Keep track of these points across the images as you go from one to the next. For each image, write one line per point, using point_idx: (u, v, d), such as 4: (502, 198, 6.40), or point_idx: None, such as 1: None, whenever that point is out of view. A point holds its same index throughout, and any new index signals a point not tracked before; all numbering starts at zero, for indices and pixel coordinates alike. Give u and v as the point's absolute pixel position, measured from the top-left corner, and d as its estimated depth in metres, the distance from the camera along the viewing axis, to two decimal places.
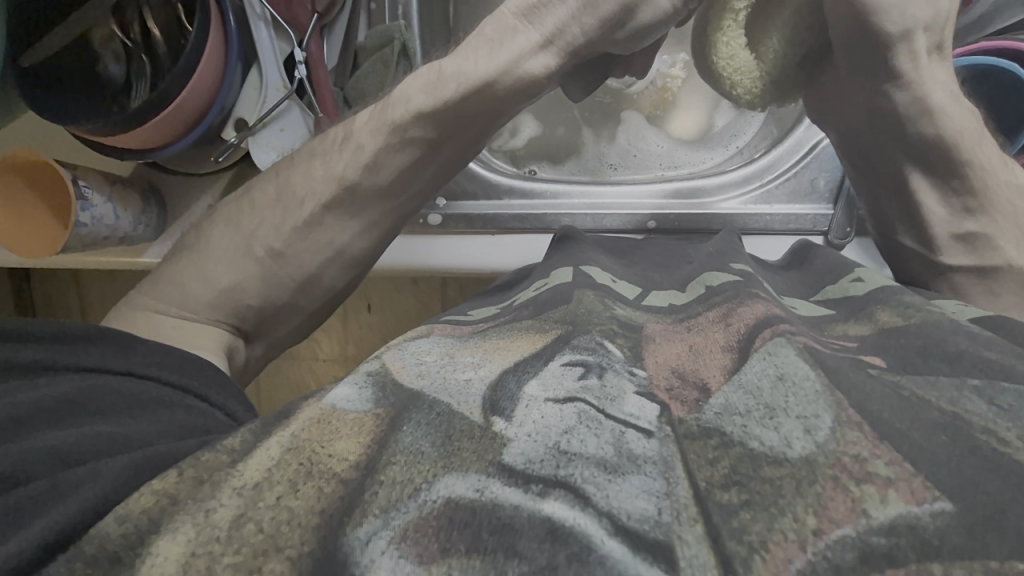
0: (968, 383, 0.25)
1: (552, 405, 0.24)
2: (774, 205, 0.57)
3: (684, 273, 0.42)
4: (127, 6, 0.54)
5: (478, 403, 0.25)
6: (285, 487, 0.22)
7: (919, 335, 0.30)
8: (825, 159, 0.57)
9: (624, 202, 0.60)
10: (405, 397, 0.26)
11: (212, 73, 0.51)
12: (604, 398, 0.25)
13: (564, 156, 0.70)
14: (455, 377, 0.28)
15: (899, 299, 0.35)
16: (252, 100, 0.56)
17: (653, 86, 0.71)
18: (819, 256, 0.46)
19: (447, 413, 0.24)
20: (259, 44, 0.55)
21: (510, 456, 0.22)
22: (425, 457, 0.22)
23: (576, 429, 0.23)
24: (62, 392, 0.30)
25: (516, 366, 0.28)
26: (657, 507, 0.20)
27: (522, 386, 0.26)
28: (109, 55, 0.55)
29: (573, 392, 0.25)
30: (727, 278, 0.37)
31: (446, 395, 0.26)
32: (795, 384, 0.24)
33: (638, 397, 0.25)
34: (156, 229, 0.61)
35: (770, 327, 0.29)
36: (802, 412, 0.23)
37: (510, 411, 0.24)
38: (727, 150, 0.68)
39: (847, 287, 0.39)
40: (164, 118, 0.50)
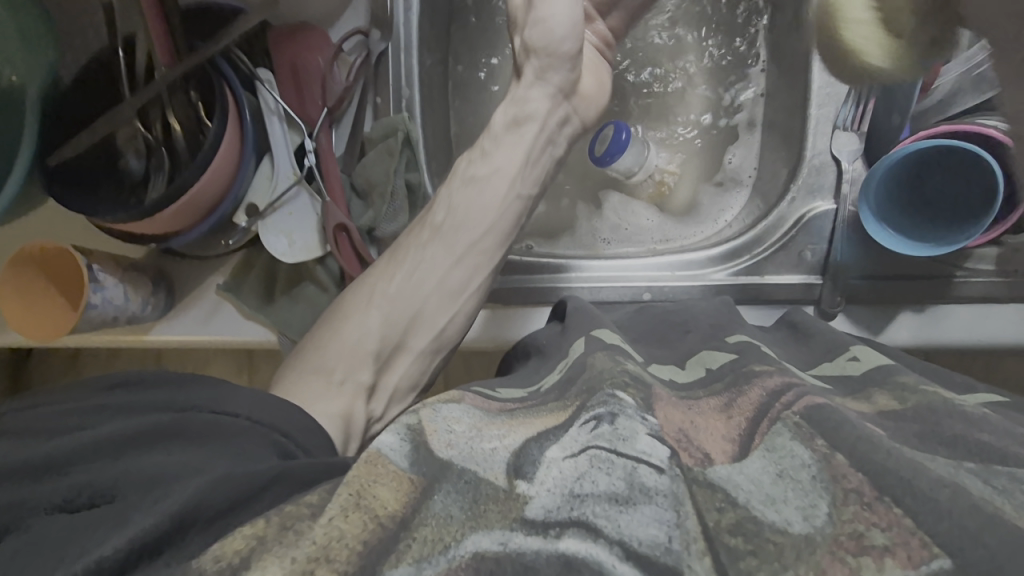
0: (965, 465, 0.29)
1: (569, 461, 0.30)
2: (764, 276, 0.58)
3: (685, 348, 0.47)
4: (151, 109, 0.57)
5: (502, 469, 0.31)
6: (335, 510, 0.29)
7: (919, 422, 0.33)
8: (813, 231, 0.58)
9: (617, 274, 0.62)
10: (435, 467, 0.31)
11: (229, 165, 0.55)
12: (616, 439, 0.31)
13: (559, 233, 0.73)
14: (481, 446, 0.33)
15: (896, 380, 0.38)
16: (264, 188, 0.59)
17: (652, 179, 0.72)
18: (818, 330, 0.48)
19: (474, 480, 0.30)
20: (273, 139, 0.59)
21: (532, 510, 0.28)
22: (453, 520, 0.28)
23: (589, 473, 0.29)
24: (133, 429, 0.35)
25: (539, 435, 0.33)
26: (666, 535, 0.27)
27: (544, 452, 0.31)
28: (131, 152, 0.58)
29: (588, 443, 0.31)
30: (724, 357, 0.41)
31: (473, 463, 0.31)
32: (793, 477, 0.28)
33: (649, 437, 0.31)
34: (164, 309, 0.63)
35: (768, 414, 0.33)
36: (801, 502, 0.27)
37: (532, 473, 0.30)
38: (716, 224, 0.70)
39: (844, 364, 0.42)
40: (178, 211, 0.53)
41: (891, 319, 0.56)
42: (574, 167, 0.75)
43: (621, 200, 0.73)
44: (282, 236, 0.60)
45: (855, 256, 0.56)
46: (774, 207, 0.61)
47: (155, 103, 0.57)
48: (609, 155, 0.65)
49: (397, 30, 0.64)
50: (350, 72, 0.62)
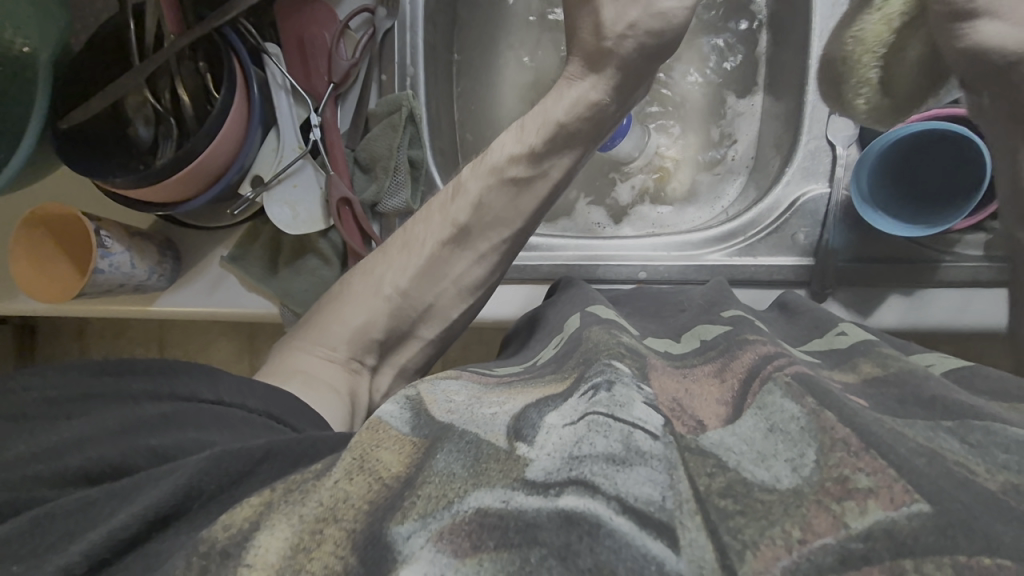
0: (942, 425, 0.30)
1: (568, 427, 0.30)
2: (758, 257, 0.60)
3: (679, 323, 0.48)
4: (160, 77, 0.58)
5: (502, 431, 0.31)
6: (339, 474, 0.29)
7: (899, 386, 0.35)
8: (804, 215, 0.59)
9: (616, 252, 0.63)
10: (437, 428, 0.32)
11: (236, 134, 0.56)
12: (613, 405, 0.31)
13: (557, 216, 0.74)
14: (481, 411, 0.34)
15: (877, 351, 0.39)
16: (270, 159, 0.61)
17: (653, 163, 0.74)
18: (806, 309, 0.50)
19: (476, 440, 0.30)
20: (279, 110, 0.60)
21: (532, 472, 0.28)
22: (456, 477, 0.28)
23: (587, 437, 0.29)
24: (148, 414, 0.36)
25: (538, 401, 0.34)
26: (661, 494, 0.26)
27: (543, 416, 0.32)
28: (140, 120, 0.59)
29: (587, 410, 0.31)
30: (718, 330, 0.43)
31: (475, 426, 0.32)
32: (783, 431, 0.29)
33: (645, 405, 0.31)
34: (170, 279, 0.64)
35: (759, 376, 0.34)
36: (790, 454, 0.28)
37: (531, 436, 0.30)
38: (713, 210, 0.71)
39: (832, 340, 0.44)
40: (183, 177, 0.54)
41: (879, 301, 0.57)
42: None
43: (621, 183, 0.74)
44: (285, 207, 0.61)
45: (846, 240, 0.58)
46: (769, 191, 0.62)
47: (165, 71, 0.58)
48: (610, 139, 0.66)
49: (403, 7, 0.64)
50: (356, 48, 0.63)
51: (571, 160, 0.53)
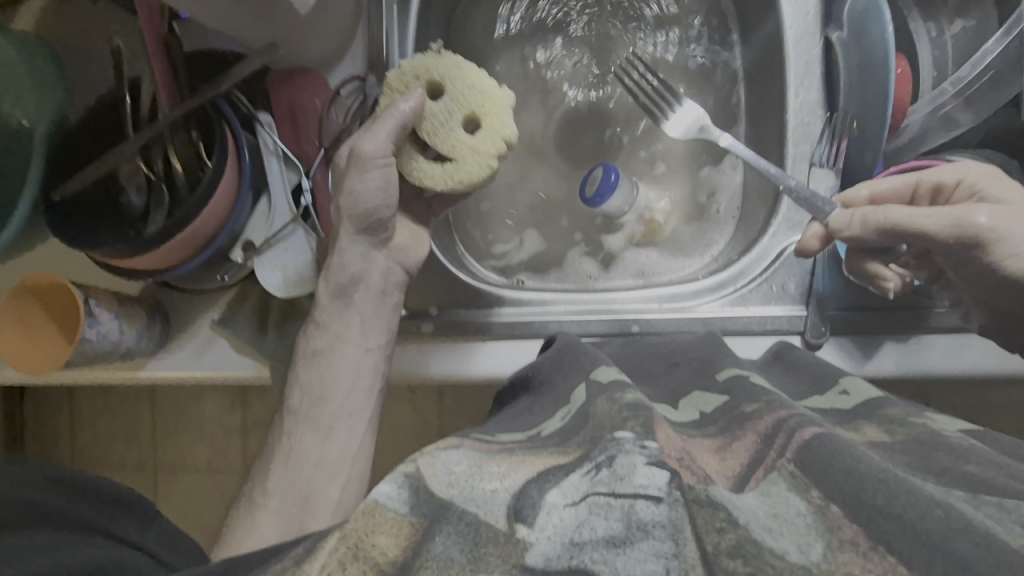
0: (954, 494, 0.30)
1: (569, 508, 0.31)
2: (749, 307, 0.59)
3: (673, 385, 0.50)
4: (153, 145, 0.59)
5: (502, 511, 0.31)
6: (334, 568, 0.28)
7: (909, 451, 0.35)
8: (793, 264, 0.59)
9: (608, 307, 0.63)
10: (435, 507, 0.31)
11: (226, 201, 0.57)
12: (614, 480, 0.32)
13: (548, 268, 0.75)
14: (482, 487, 0.33)
15: (883, 413, 0.40)
16: (260, 224, 0.61)
17: (641, 218, 0.72)
18: (803, 364, 0.51)
19: (474, 522, 0.30)
20: (269, 173, 0.61)
21: (532, 558, 0.29)
22: (455, 562, 0.29)
23: (588, 520, 0.30)
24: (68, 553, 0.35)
25: (538, 475, 0.34)
26: (663, 568, 0.28)
27: (543, 494, 0.32)
28: (133, 187, 0.59)
29: (587, 490, 0.32)
30: (718, 400, 0.44)
31: (475, 506, 0.31)
32: (788, 520, 0.29)
33: (648, 467, 0.32)
34: (159, 344, 0.64)
35: (762, 463, 0.34)
36: (797, 539, 0.28)
37: (532, 517, 0.31)
38: (704, 258, 0.71)
39: (834, 398, 0.44)
40: (174, 245, 0.54)
41: (875, 347, 0.57)
42: (564, 203, 0.77)
43: (612, 232, 0.74)
44: (276, 270, 0.61)
45: (835, 288, 0.58)
46: (757, 241, 0.63)
47: (157, 140, 0.59)
48: (598, 196, 0.68)
49: (393, 73, 0.65)
50: (346, 114, 0.65)
51: (357, 316, 0.57)
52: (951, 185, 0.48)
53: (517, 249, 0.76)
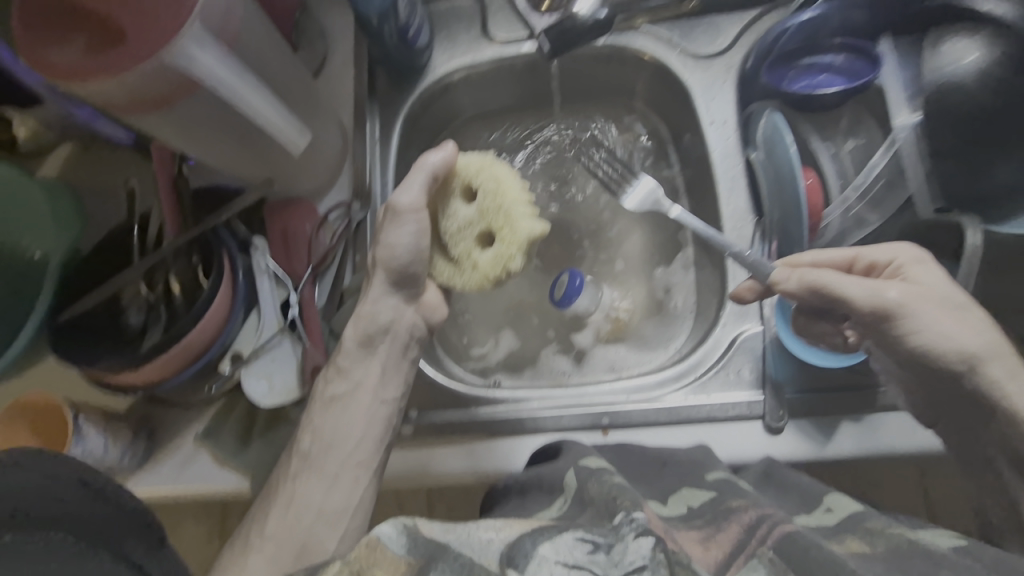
0: None
1: (561, 569, 0.34)
2: (710, 394, 0.63)
3: (663, 482, 0.51)
4: (157, 272, 0.65)
5: (495, 558, 0.34)
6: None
7: (885, 562, 0.38)
8: (745, 352, 0.64)
9: (581, 401, 0.66)
10: (432, 547, 0.34)
11: (219, 317, 0.62)
12: (609, 565, 0.34)
13: (523, 367, 0.78)
14: (478, 534, 0.36)
15: (864, 526, 0.43)
16: (250, 335, 0.66)
17: (607, 316, 0.78)
18: (784, 477, 0.52)
19: (468, 565, 0.34)
20: (261, 291, 0.67)
21: None
22: None
23: None
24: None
25: (532, 530, 0.37)
26: None
27: (536, 546, 0.35)
28: (134, 307, 0.65)
29: (581, 563, 0.35)
30: (704, 496, 0.46)
31: (469, 549, 0.35)
32: None
33: (638, 542, 0.35)
34: (141, 460, 0.65)
35: (743, 553, 0.38)
36: None
37: (523, 565, 0.33)
38: (667, 351, 0.75)
39: (820, 515, 0.45)
40: (168, 358, 0.59)
41: (834, 428, 0.60)
42: (537, 307, 0.81)
43: (581, 329, 0.79)
44: (262, 379, 0.65)
45: (788, 374, 0.62)
46: (710, 332, 0.67)
47: (161, 266, 0.65)
48: (566, 298, 0.75)
49: (375, 199, 0.74)
50: (333, 235, 0.72)
51: (378, 365, 0.61)
52: (884, 264, 0.54)
53: (493, 350, 0.80)
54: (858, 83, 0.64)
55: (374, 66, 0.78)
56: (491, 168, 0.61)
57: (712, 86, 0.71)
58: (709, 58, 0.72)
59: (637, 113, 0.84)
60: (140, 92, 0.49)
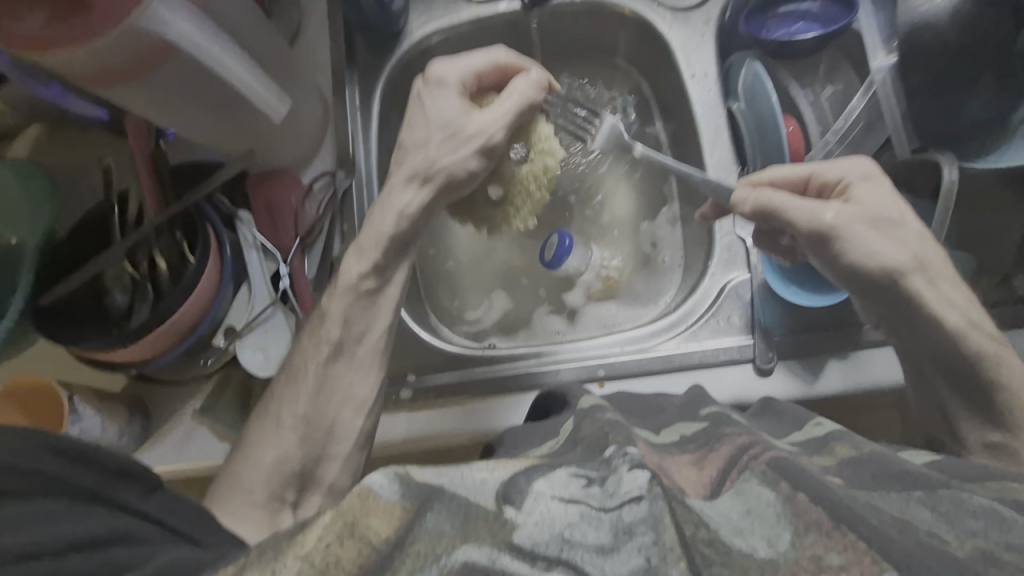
0: (915, 496, 0.37)
1: (558, 503, 0.33)
2: (701, 341, 0.64)
3: (661, 419, 0.52)
4: (139, 250, 0.63)
5: (492, 496, 0.35)
6: (331, 538, 0.32)
7: (874, 462, 0.40)
8: (733, 299, 0.65)
9: (575, 356, 0.67)
10: (425, 490, 0.34)
11: (207, 292, 0.61)
12: (604, 498, 0.34)
13: (517, 329, 0.79)
14: (471, 476, 0.37)
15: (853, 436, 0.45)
16: (242, 310, 0.65)
17: (597, 276, 0.78)
18: (776, 407, 0.54)
19: (465, 503, 0.34)
20: (250, 265, 0.66)
21: (519, 537, 0.32)
22: (445, 534, 0.32)
23: (578, 524, 0.32)
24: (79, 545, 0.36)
25: (525, 469, 0.37)
26: (647, 557, 0.31)
27: (531, 483, 0.35)
28: (118, 288, 0.63)
29: (577, 496, 0.34)
30: (697, 426, 0.48)
31: (464, 490, 0.35)
32: (760, 513, 0.34)
33: (631, 474, 0.35)
34: (139, 440, 0.64)
35: (737, 468, 0.38)
36: (766, 532, 0.33)
37: (520, 501, 0.34)
38: (658, 306, 0.77)
39: (812, 428, 0.48)
40: (158, 334, 0.58)
41: (822, 367, 0.62)
42: (529, 271, 0.82)
43: (574, 286, 0.79)
44: (258, 351, 0.65)
45: (776, 318, 0.63)
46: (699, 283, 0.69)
47: (143, 244, 0.63)
48: (556, 258, 0.76)
49: (360, 168, 0.73)
50: (319, 206, 0.71)
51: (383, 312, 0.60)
52: (834, 183, 0.55)
53: (487, 313, 0.81)
54: (834, 28, 0.64)
55: (352, 33, 0.76)
56: (550, 157, 0.62)
57: (692, 39, 0.71)
58: (689, 11, 0.72)
59: (619, 71, 0.83)
60: (109, 62, 0.48)
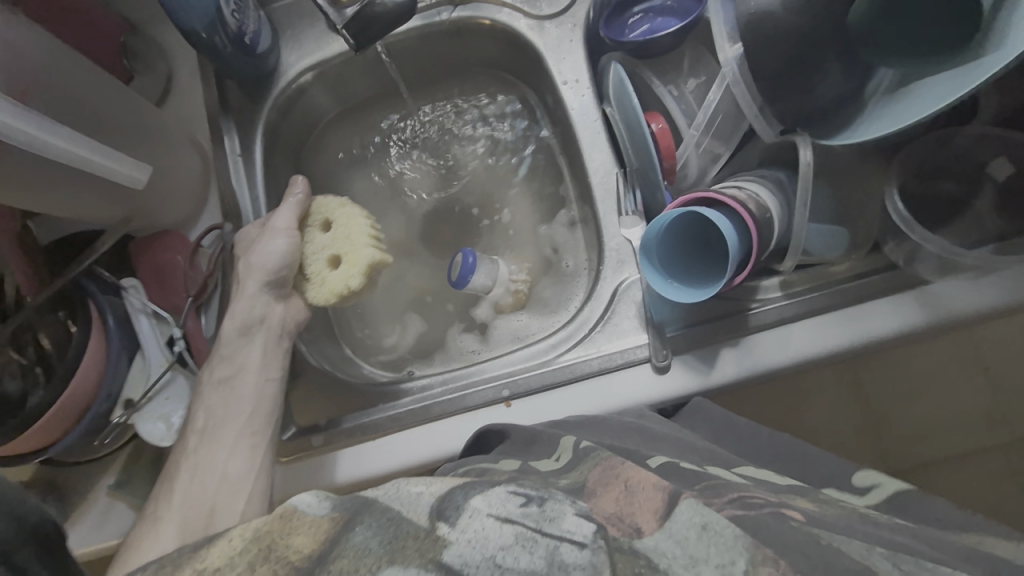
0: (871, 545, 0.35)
1: (493, 519, 0.35)
2: (600, 346, 0.65)
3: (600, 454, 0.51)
4: (23, 334, 0.62)
5: (424, 510, 0.36)
6: (244, 568, 0.32)
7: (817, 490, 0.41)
8: (628, 301, 0.66)
9: (484, 378, 0.67)
10: (356, 504, 0.36)
11: (96, 368, 0.60)
12: (544, 520, 0.36)
13: (434, 353, 0.79)
14: (408, 490, 0.39)
15: None
16: (138, 379, 0.64)
17: (507, 290, 0.78)
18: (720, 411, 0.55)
19: (397, 518, 0.35)
20: (140, 333, 0.65)
21: (448, 556, 0.33)
22: (370, 552, 0.32)
23: (512, 548, 0.33)
24: None
25: (462, 485, 0.40)
26: None
27: (467, 499, 0.37)
28: (5, 377, 0.61)
29: (514, 515, 0.36)
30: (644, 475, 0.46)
31: (399, 503, 0.37)
32: (716, 536, 0.35)
33: (576, 517, 0.37)
34: (52, 524, 0.63)
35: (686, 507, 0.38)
36: (722, 560, 0.33)
37: (453, 518, 0.35)
38: (567, 311, 0.77)
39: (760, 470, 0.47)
40: (48, 419, 0.57)
41: (715, 356, 0.62)
42: (439, 292, 0.82)
43: (482, 301, 0.80)
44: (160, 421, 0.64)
45: (668, 314, 0.64)
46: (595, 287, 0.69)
47: (26, 327, 0.63)
48: (462, 277, 0.74)
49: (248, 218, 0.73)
50: (210, 261, 0.69)
51: (256, 345, 0.63)
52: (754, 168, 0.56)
53: (402, 338, 0.81)
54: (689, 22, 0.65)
55: (224, 80, 0.74)
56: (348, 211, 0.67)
57: (561, 46, 0.72)
58: (555, 17, 0.73)
59: (502, 82, 0.84)
60: None
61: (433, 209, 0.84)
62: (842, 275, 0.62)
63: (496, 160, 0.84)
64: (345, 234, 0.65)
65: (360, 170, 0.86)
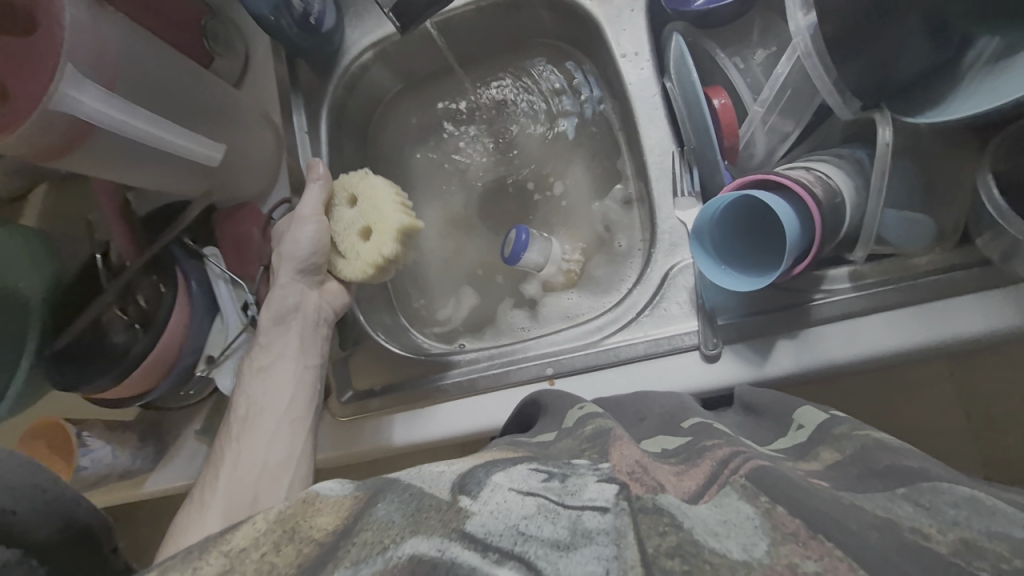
0: (898, 493, 0.35)
1: (514, 493, 0.37)
2: (647, 330, 0.64)
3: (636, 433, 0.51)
4: (126, 294, 0.71)
5: (447, 485, 0.38)
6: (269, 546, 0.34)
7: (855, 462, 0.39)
8: (679, 286, 0.64)
9: (530, 353, 0.68)
10: (381, 483, 0.39)
11: (181, 328, 0.67)
12: (565, 493, 0.37)
13: (484, 327, 0.81)
14: (431, 470, 0.41)
15: (830, 433, 0.43)
16: (218, 338, 0.71)
17: (560, 268, 0.78)
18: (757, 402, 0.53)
19: (418, 493, 0.37)
20: (220, 298, 0.71)
21: (470, 525, 0.34)
22: (393, 525, 0.34)
23: (535, 517, 0.35)
24: None
25: (484, 464, 0.41)
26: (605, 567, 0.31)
27: (489, 475, 0.39)
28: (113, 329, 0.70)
29: (536, 489, 0.37)
30: (678, 440, 0.46)
31: (421, 481, 0.39)
32: (738, 523, 0.33)
33: (597, 483, 0.38)
34: (153, 460, 0.73)
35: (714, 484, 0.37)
36: (745, 540, 0.32)
37: (474, 491, 0.37)
38: (619, 292, 0.76)
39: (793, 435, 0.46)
40: (143, 372, 0.65)
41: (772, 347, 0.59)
42: (492, 266, 0.83)
43: (533, 278, 0.80)
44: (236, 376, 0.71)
45: (722, 300, 0.62)
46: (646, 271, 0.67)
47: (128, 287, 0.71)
48: (513, 253, 0.74)
49: None
50: None
51: (292, 338, 0.66)
52: None
53: (456, 311, 0.83)
54: None
55: (294, 59, 0.78)
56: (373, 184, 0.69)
57: (620, 16, 0.69)
58: None
59: (560, 53, 0.82)
60: (45, 143, 0.53)
61: (489, 183, 0.85)
62: (928, 268, 0.57)
63: (552, 134, 0.83)
64: (371, 205, 0.67)
65: (420, 144, 0.88)
